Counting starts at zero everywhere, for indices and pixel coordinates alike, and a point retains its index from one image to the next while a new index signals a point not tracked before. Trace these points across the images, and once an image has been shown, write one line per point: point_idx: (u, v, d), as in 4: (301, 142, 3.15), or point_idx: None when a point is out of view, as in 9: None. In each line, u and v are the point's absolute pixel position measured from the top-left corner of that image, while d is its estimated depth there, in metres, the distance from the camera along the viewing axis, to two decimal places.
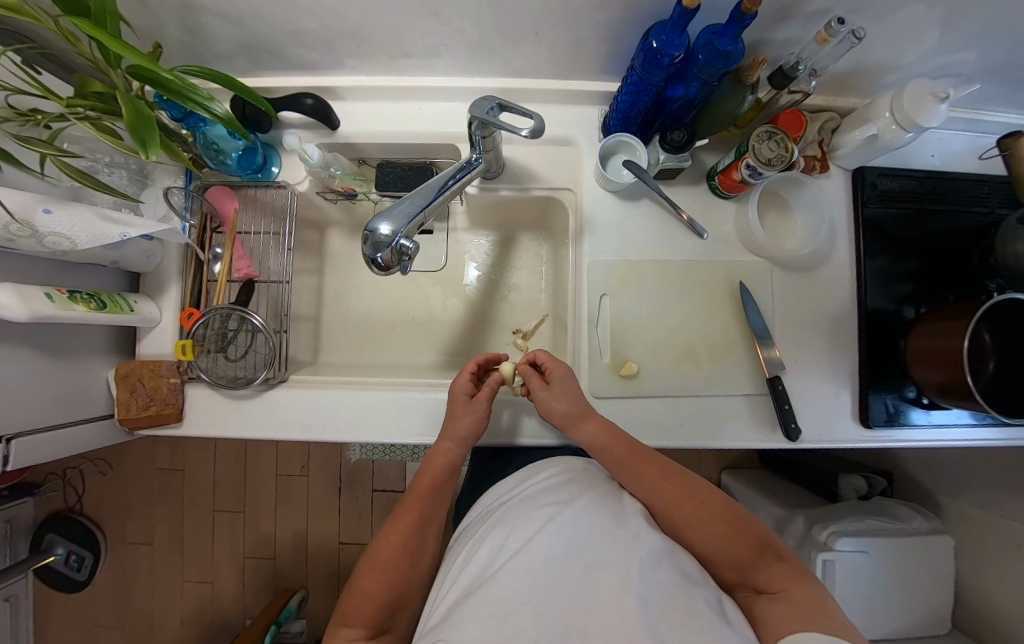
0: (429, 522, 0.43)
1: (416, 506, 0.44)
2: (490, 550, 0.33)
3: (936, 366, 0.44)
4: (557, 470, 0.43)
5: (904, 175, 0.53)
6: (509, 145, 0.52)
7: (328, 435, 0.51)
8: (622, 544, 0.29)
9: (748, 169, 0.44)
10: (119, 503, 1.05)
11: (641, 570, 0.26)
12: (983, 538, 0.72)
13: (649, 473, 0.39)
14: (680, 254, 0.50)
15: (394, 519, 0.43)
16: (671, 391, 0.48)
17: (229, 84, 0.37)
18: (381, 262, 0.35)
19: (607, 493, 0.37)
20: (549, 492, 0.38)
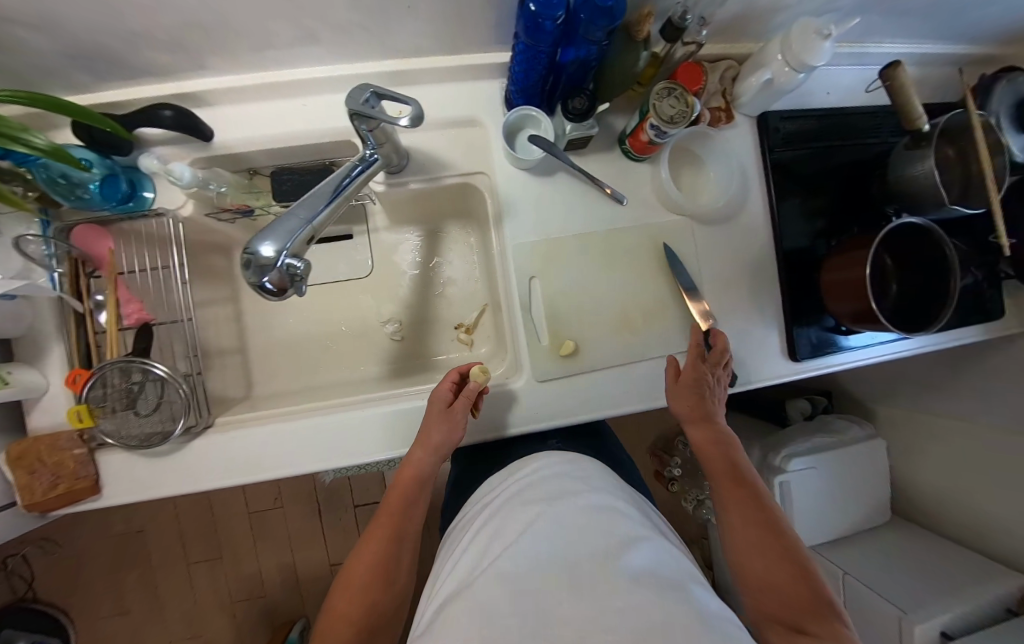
0: (404, 538, 0.41)
1: (393, 523, 0.41)
2: (473, 556, 0.33)
3: (848, 295, 0.47)
4: (546, 461, 0.43)
5: (803, 116, 0.55)
6: (412, 133, 0.48)
7: (273, 473, 0.48)
8: (606, 529, 0.30)
9: (653, 129, 0.43)
10: (77, 580, 0.97)
11: (622, 549, 0.27)
12: (910, 434, 0.81)
13: (740, 493, 0.40)
14: (601, 225, 0.50)
15: (367, 538, 0.41)
16: (615, 361, 0.49)
17: (59, 109, 0.31)
18: (271, 287, 0.32)
19: (583, 480, 0.38)
20: (535, 486, 0.38)
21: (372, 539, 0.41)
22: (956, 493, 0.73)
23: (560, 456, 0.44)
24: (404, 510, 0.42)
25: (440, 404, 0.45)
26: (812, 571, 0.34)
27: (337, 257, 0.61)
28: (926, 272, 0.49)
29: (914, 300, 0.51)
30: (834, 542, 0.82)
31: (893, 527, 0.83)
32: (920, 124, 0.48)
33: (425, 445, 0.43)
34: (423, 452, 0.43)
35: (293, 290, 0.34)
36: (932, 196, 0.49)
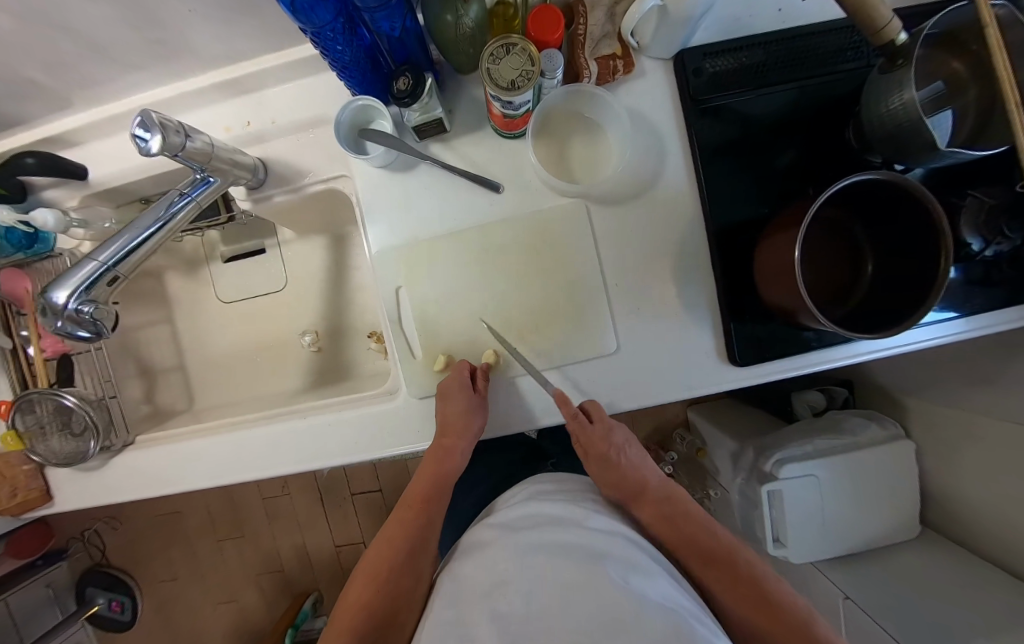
0: (429, 522, 0.42)
1: (414, 505, 0.43)
2: (461, 569, 0.32)
3: (783, 282, 0.36)
4: (541, 488, 0.43)
5: (737, 48, 0.43)
6: (268, 143, 0.45)
7: (180, 488, 0.50)
8: (598, 557, 0.28)
9: (498, 101, 0.36)
10: (135, 552, 1.16)
11: (618, 578, 0.26)
12: (948, 434, 0.65)
13: (707, 568, 0.36)
14: (475, 220, 0.43)
15: (394, 518, 0.43)
16: (501, 374, 0.44)
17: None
18: (74, 330, 0.33)
19: (569, 509, 0.37)
20: (523, 517, 0.36)
21: (396, 527, 0.41)
22: (998, 508, 0.57)
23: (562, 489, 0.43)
24: (431, 490, 0.43)
25: (463, 387, 0.41)
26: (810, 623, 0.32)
27: (253, 272, 0.61)
28: (903, 255, 0.36)
29: (882, 303, 0.39)
30: (842, 559, 0.70)
31: (925, 546, 0.68)
32: (895, 34, 0.31)
33: (456, 428, 0.40)
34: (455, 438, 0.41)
35: (104, 333, 0.35)
36: (916, 137, 0.35)
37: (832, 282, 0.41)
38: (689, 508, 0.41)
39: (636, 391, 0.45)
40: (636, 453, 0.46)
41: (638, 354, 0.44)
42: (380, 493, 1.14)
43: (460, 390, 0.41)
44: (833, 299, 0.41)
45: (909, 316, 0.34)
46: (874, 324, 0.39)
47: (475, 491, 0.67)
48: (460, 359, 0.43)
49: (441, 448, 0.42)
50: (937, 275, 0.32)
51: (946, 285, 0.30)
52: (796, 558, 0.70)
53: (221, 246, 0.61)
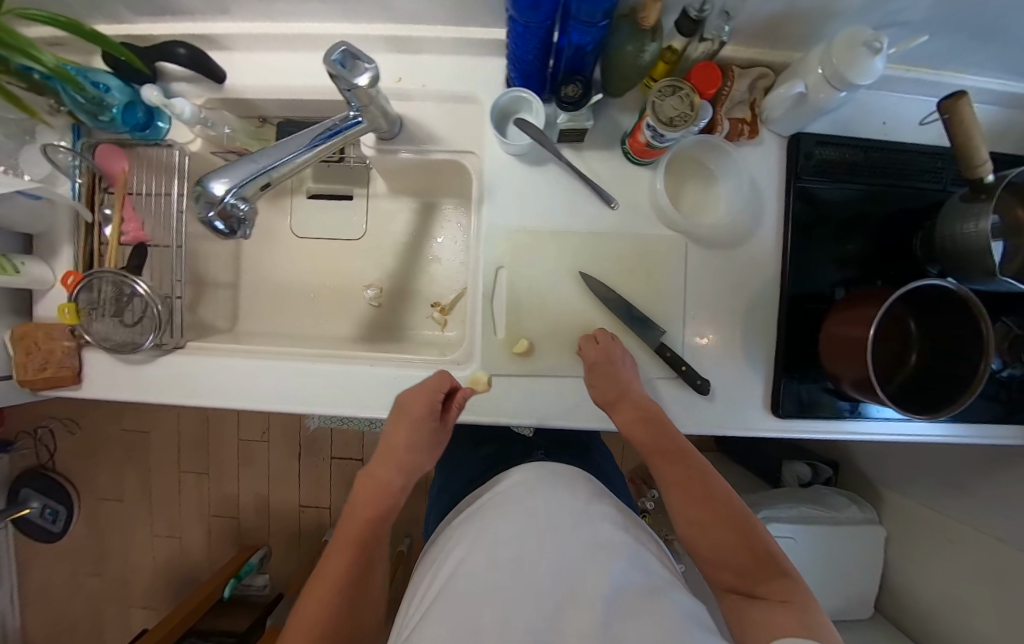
0: (369, 566, 0.36)
1: (353, 549, 0.36)
2: (444, 561, 0.29)
3: (847, 356, 0.42)
4: (534, 467, 0.40)
5: (846, 144, 0.48)
6: (410, 102, 0.48)
7: (221, 404, 0.49)
8: (601, 551, 0.26)
9: (650, 129, 0.39)
10: (87, 462, 1.09)
11: (620, 583, 0.23)
12: (919, 530, 0.71)
13: (669, 472, 0.37)
14: (587, 227, 0.47)
15: (317, 579, 0.34)
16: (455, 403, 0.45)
17: (87, 36, 0.36)
18: (217, 222, 0.33)
19: (545, 485, 0.34)
20: (519, 490, 0.34)
21: (322, 583, 0.34)
22: (948, 612, 0.65)
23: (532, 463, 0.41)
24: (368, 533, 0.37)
25: (427, 407, 0.41)
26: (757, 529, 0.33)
27: (334, 215, 0.62)
28: (951, 347, 0.41)
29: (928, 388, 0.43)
30: None
31: (876, 627, 0.73)
32: (984, 174, 0.38)
33: (401, 458, 0.41)
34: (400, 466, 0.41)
35: (240, 235, 0.36)
36: (980, 262, 0.41)
37: (881, 357, 0.46)
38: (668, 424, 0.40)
39: (684, 417, 0.48)
40: (631, 363, 0.44)
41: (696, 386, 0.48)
42: (361, 462, 1.12)
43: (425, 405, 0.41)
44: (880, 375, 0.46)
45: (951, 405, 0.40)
46: (918, 406, 0.43)
47: None
48: (438, 372, 0.43)
49: (379, 478, 0.40)
50: (978, 371, 0.38)
51: (984, 381, 0.36)
52: None
53: (310, 182, 0.62)
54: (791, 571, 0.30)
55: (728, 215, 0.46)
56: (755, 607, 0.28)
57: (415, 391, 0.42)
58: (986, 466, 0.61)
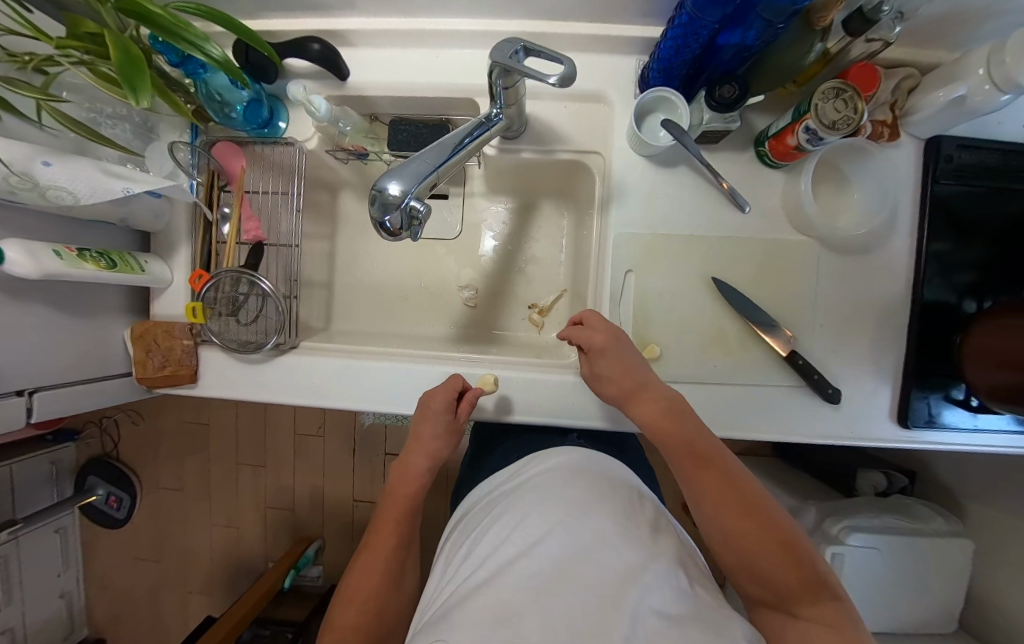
0: (409, 540, 0.45)
1: (394, 527, 0.44)
2: (490, 545, 0.34)
3: (991, 368, 0.41)
4: (563, 456, 0.45)
5: (990, 146, 0.46)
6: (535, 100, 0.46)
7: (336, 403, 0.50)
8: (618, 543, 0.29)
9: (806, 133, 0.38)
10: (148, 453, 1.11)
11: (634, 567, 0.27)
12: (1008, 543, 0.69)
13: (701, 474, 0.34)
14: (717, 230, 0.45)
15: (369, 546, 0.44)
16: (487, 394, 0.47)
17: (229, 25, 0.34)
18: (390, 226, 0.33)
19: (576, 488, 0.37)
20: (545, 485, 0.39)
21: (372, 553, 0.43)
22: None
23: (565, 450, 0.47)
24: (406, 512, 0.46)
25: (440, 410, 0.45)
26: (797, 541, 0.29)
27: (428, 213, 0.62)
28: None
29: None
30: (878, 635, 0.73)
31: None
32: None
33: (426, 450, 0.46)
34: (424, 457, 0.47)
35: (406, 236, 0.35)
36: None
37: None
38: (689, 421, 0.37)
39: (810, 428, 0.47)
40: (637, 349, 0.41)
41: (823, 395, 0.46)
42: None
43: (428, 414, 0.45)
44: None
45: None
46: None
47: None
48: (451, 375, 0.47)
49: (411, 469, 0.47)
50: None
51: None
52: None
53: None
54: (841, 593, 0.26)
55: (866, 219, 0.44)
56: (797, 629, 0.25)
57: (433, 390, 0.46)
58: None
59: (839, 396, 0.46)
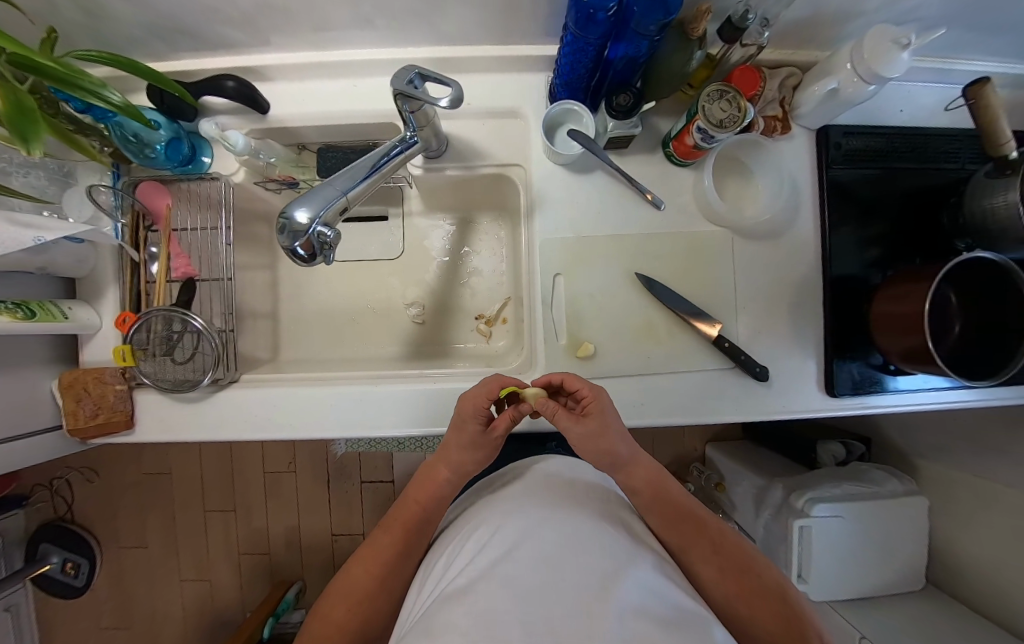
0: (409, 553, 0.41)
1: (401, 530, 0.42)
2: (471, 552, 0.33)
3: (898, 333, 0.44)
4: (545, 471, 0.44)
5: (871, 133, 0.51)
6: (454, 120, 0.49)
7: (283, 434, 0.49)
8: (602, 542, 0.30)
9: (699, 132, 0.41)
10: (107, 510, 1.04)
11: (621, 565, 0.27)
12: (956, 495, 0.74)
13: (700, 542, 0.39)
14: (636, 229, 0.48)
15: (374, 541, 0.42)
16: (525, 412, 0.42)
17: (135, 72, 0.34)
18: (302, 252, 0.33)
19: (561, 501, 0.37)
20: (529, 496, 0.38)
21: (372, 550, 0.41)
22: (997, 571, 0.67)
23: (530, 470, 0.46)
24: (414, 521, 0.43)
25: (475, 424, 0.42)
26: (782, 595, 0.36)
27: (370, 236, 0.63)
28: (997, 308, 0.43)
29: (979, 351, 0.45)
30: (854, 602, 0.76)
31: (930, 599, 0.74)
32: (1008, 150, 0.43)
33: (451, 461, 0.44)
34: (449, 467, 0.44)
35: (316, 259, 0.35)
36: (1012, 233, 0.44)
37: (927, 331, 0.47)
38: (675, 489, 0.43)
39: (746, 406, 0.49)
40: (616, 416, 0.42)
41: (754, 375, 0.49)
42: (392, 484, 1.10)
43: (462, 425, 0.43)
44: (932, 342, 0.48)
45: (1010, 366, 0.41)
46: (976, 367, 0.45)
47: None
48: (491, 379, 0.43)
49: (433, 476, 0.45)
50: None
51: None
52: (816, 596, 0.75)
53: None
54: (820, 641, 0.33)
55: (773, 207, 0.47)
56: None
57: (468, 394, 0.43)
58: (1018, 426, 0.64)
59: (768, 373, 0.48)
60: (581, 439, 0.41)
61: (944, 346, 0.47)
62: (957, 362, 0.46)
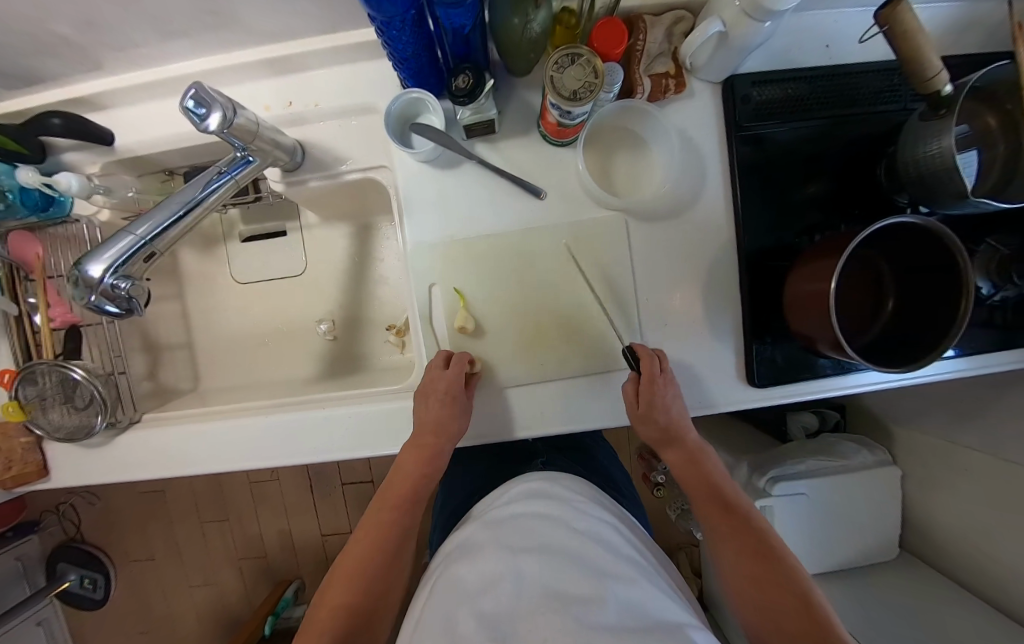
0: (414, 524, 0.40)
1: (399, 508, 0.40)
2: (462, 553, 0.32)
3: (813, 311, 0.38)
4: (542, 486, 0.43)
5: (789, 78, 0.44)
6: (307, 126, 0.45)
7: (188, 469, 0.49)
8: (585, 558, 0.28)
9: (556, 109, 0.35)
10: (113, 528, 1.12)
11: (601, 577, 0.26)
12: (931, 463, 0.69)
13: (722, 523, 0.37)
14: (515, 223, 0.43)
15: (373, 519, 0.40)
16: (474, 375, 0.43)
17: None
18: (107, 305, 0.32)
19: (560, 513, 0.37)
20: (529, 512, 0.37)
21: (376, 529, 0.39)
22: (968, 541, 0.63)
23: (538, 476, 0.46)
24: (417, 492, 0.41)
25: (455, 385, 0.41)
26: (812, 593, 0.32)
27: (270, 254, 0.60)
28: (928, 287, 0.38)
29: (903, 334, 0.40)
30: (823, 577, 0.73)
31: (904, 569, 0.71)
32: (941, 85, 0.34)
33: (447, 433, 0.40)
34: (444, 443, 0.41)
35: (136, 310, 0.35)
36: (949, 183, 0.37)
37: (851, 310, 0.43)
38: (715, 472, 0.41)
39: None
40: (679, 403, 0.42)
41: None
42: (370, 484, 1.12)
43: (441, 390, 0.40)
44: (859, 327, 0.43)
45: (938, 345, 0.36)
46: (900, 350, 0.40)
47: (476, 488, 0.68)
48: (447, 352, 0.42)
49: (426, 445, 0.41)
50: (955, 315, 0.34)
51: (967, 315, 0.32)
52: None
53: (239, 225, 0.60)
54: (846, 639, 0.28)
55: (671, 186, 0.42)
56: None
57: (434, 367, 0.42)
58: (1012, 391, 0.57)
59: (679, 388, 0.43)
60: (639, 419, 0.41)
61: (865, 333, 0.42)
62: (887, 344, 0.41)
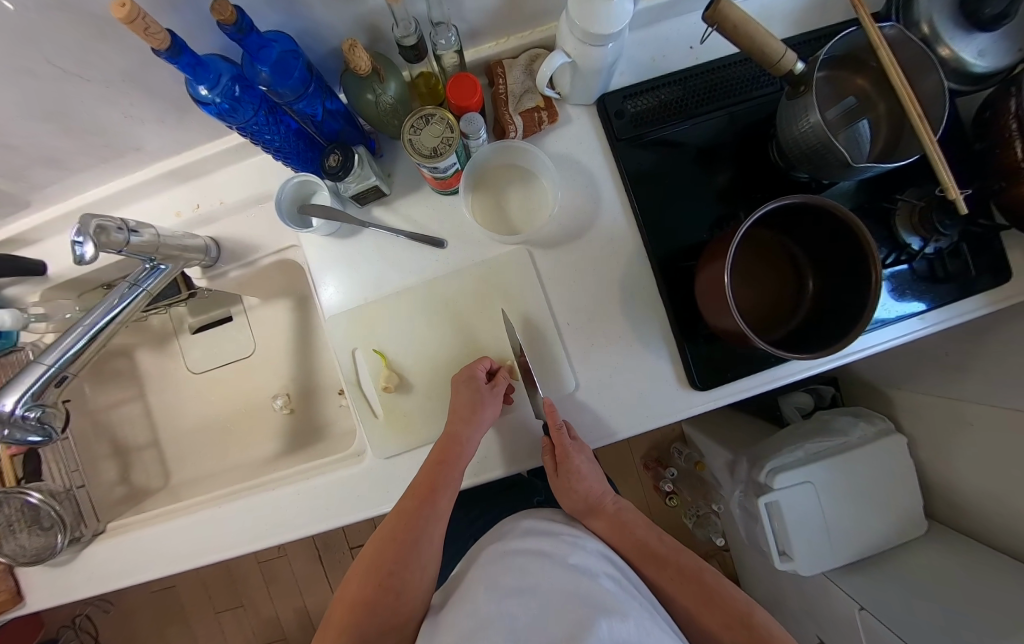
0: (435, 513, 0.38)
1: (419, 493, 0.38)
2: (454, 607, 0.30)
3: (718, 308, 0.36)
4: (536, 519, 0.42)
5: (657, 85, 0.45)
6: (219, 222, 0.48)
7: (142, 576, 0.48)
8: (577, 597, 0.26)
9: (426, 167, 0.37)
10: (131, 633, 1.11)
11: (589, 614, 0.24)
12: (931, 424, 0.65)
13: (666, 573, 0.39)
14: (422, 274, 0.45)
15: (399, 506, 0.39)
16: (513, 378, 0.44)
17: None
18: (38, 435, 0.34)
19: (552, 548, 0.35)
20: (521, 544, 0.36)
21: (400, 517, 0.38)
22: (987, 504, 0.58)
23: (545, 510, 0.45)
24: (435, 478, 0.39)
25: (483, 379, 0.41)
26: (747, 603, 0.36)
27: (222, 340, 0.63)
28: (841, 271, 0.37)
29: (830, 318, 0.38)
30: (852, 569, 0.67)
31: (936, 542, 0.65)
32: (792, 64, 0.32)
33: (465, 418, 0.39)
34: (469, 429, 0.39)
35: (55, 435, 0.36)
36: (832, 154, 0.36)
37: (767, 299, 0.42)
38: (635, 524, 0.43)
39: (597, 431, 0.44)
40: (594, 465, 0.44)
41: (597, 389, 0.44)
42: None
43: (467, 379, 0.40)
44: (779, 320, 0.41)
45: (860, 314, 0.34)
46: (825, 336, 0.37)
47: (460, 537, 0.66)
48: (482, 357, 0.43)
49: (448, 433, 0.40)
50: (867, 299, 0.33)
51: (878, 290, 0.30)
52: (806, 571, 0.65)
53: (188, 319, 0.63)
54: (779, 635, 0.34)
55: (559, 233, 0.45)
56: None
57: (464, 371, 0.42)
58: (995, 339, 0.54)
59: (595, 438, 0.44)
60: (562, 489, 0.44)
61: (787, 322, 0.41)
62: (816, 327, 0.39)
